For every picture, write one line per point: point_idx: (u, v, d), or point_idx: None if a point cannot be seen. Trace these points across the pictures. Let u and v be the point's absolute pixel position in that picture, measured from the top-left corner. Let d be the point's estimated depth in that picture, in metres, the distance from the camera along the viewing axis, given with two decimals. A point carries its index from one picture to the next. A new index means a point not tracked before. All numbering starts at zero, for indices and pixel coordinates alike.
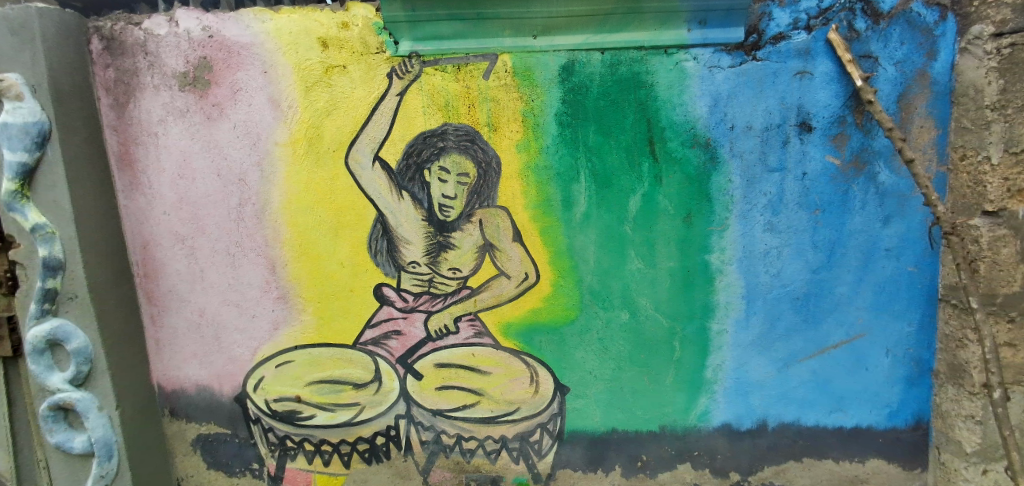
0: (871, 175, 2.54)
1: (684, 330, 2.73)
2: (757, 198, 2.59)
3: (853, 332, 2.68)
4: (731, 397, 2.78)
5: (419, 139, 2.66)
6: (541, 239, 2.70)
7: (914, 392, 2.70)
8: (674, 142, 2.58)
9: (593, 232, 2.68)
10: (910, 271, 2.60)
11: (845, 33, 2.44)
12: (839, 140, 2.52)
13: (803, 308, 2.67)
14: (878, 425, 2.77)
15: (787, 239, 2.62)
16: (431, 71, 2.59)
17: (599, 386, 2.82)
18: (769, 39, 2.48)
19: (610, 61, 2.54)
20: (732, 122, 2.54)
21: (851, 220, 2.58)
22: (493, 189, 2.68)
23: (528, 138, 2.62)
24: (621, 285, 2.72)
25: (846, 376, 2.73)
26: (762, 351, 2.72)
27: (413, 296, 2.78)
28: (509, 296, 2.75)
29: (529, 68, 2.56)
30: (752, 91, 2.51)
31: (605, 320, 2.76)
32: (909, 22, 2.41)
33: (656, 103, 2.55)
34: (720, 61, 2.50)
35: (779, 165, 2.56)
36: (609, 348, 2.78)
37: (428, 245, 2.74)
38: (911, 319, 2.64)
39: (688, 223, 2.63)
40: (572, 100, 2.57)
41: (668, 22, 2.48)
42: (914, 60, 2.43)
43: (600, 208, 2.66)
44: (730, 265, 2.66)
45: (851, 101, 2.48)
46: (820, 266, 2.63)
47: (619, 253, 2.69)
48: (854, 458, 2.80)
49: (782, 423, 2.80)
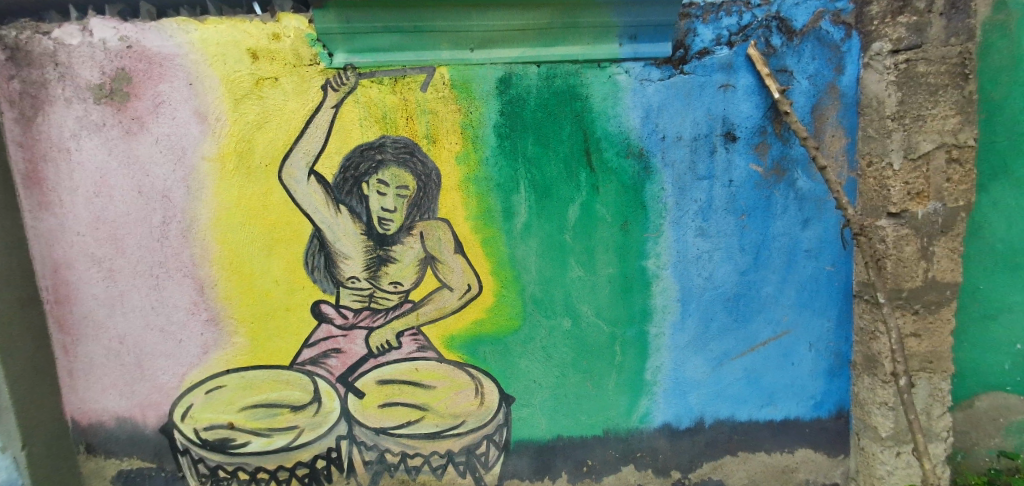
0: (790, 181, 2.71)
1: (625, 334, 2.81)
2: (688, 205, 2.71)
3: (780, 329, 2.83)
4: (671, 398, 2.87)
5: (356, 152, 2.62)
6: (483, 250, 2.71)
7: (835, 383, 2.89)
8: (610, 152, 2.66)
9: (534, 242, 2.72)
10: (828, 270, 2.78)
11: (763, 48, 2.60)
12: (761, 148, 2.68)
13: (734, 308, 2.80)
14: (804, 416, 2.93)
15: (716, 243, 2.74)
16: (368, 83, 2.56)
17: (544, 394, 2.85)
18: (695, 53, 2.61)
19: (546, 74, 2.59)
20: (663, 133, 2.65)
21: (774, 224, 2.74)
22: (433, 202, 2.67)
23: (467, 150, 2.63)
24: (562, 294, 2.77)
25: (775, 371, 2.88)
26: (699, 351, 2.83)
27: (353, 313, 2.72)
28: (452, 308, 2.74)
29: (467, 80, 2.58)
30: (681, 102, 2.63)
31: (548, 329, 2.79)
32: (818, 39, 2.59)
33: (591, 115, 2.63)
34: (650, 75, 2.61)
35: (707, 173, 2.69)
36: (553, 356, 2.82)
37: (367, 260, 2.69)
38: (830, 315, 2.82)
39: (625, 230, 2.72)
40: (511, 112, 2.61)
41: (600, 37, 2.56)
42: (825, 74, 2.62)
43: (540, 218, 2.70)
44: (665, 270, 2.76)
45: (770, 112, 2.65)
46: (747, 268, 2.77)
47: (560, 262, 2.74)
48: (784, 449, 2.95)
49: (718, 419, 2.91)
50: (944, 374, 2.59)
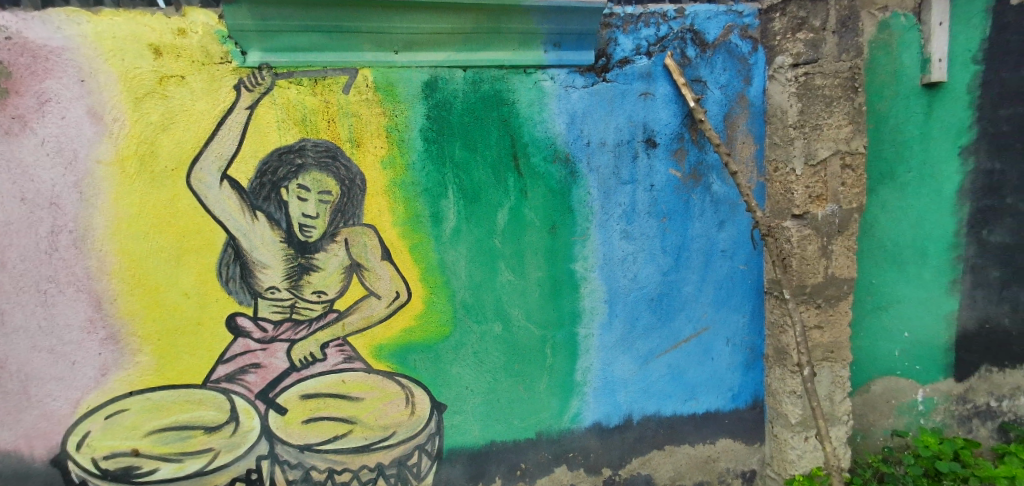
0: (706, 185, 2.85)
1: (555, 337, 2.85)
2: (613, 208, 2.79)
3: (700, 326, 2.97)
4: (601, 397, 2.94)
5: (273, 156, 2.49)
6: (411, 256, 2.66)
7: (751, 376, 3.08)
8: (537, 157, 2.69)
9: (464, 247, 2.70)
10: (742, 269, 2.96)
11: (679, 59, 2.73)
12: (679, 154, 2.81)
13: (658, 308, 2.91)
14: (724, 408, 3.09)
15: (640, 245, 2.84)
16: (285, 84, 2.45)
17: (476, 399, 2.84)
18: (616, 62, 2.69)
19: (472, 79, 2.59)
20: (588, 138, 2.71)
21: (692, 226, 2.87)
22: (357, 207, 2.59)
23: (393, 154, 2.57)
24: (493, 298, 2.77)
25: (696, 367, 3.02)
26: (626, 350, 2.92)
27: (273, 325, 2.59)
28: (380, 317, 2.67)
29: (391, 83, 2.52)
30: (604, 109, 2.71)
31: (480, 334, 2.79)
32: (729, 52, 2.76)
33: (518, 120, 2.65)
34: (574, 82, 2.67)
35: (630, 177, 2.78)
36: (484, 361, 2.81)
37: (288, 268, 2.57)
38: (745, 311, 3.00)
39: (553, 234, 2.76)
40: (437, 116, 2.58)
41: (525, 43, 2.58)
42: (735, 84, 2.78)
43: (469, 222, 2.69)
44: (592, 272, 2.83)
45: (686, 120, 2.79)
46: (669, 268, 2.89)
47: (490, 266, 2.74)
48: (707, 440, 3.10)
49: (645, 416, 3.01)
50: (844, 363, 2.82)
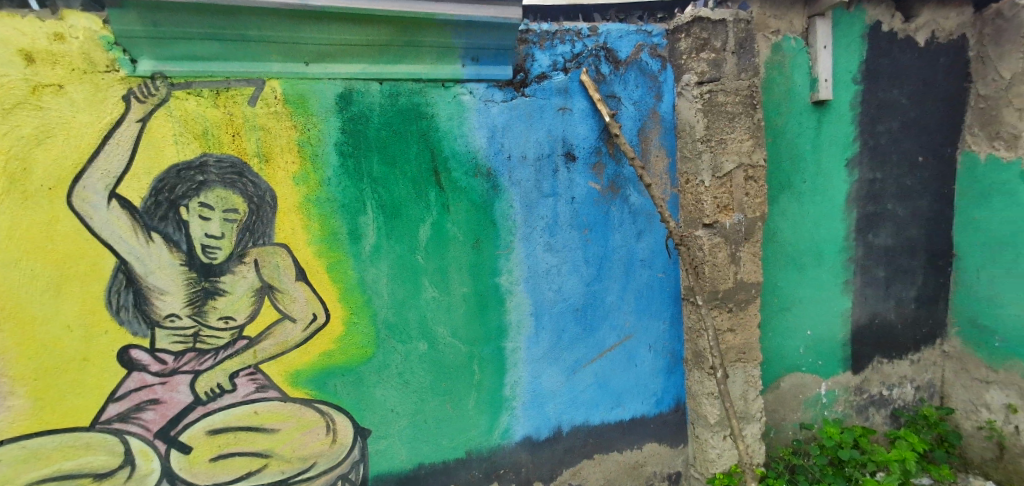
0: (624, 197, 2.95)
1: (482, 352, 2.82)
2: (536, 221, 2.81)
3: (623, 334, 3.05)
4: (530, 411, 2.94)
5: (171, 173, 2.29)
6: (328, 276, 2.54)
7: (672, 380, 3.19)
8: (458, 171, 2.66)
9: (385, 264, 2.62)
10: (660, 277, 3.08)
11: (594, 75, 2.81)
12: (598, 168, 2.88)
13: (583, 318, 2.96)
14: (649, 413, 3.18)
15: (563, 257, 2.88)
16: (183, 95, 2.27)
17: (402, 422, 2.75)
18: (534, 77, 2.74)
19: (389, 92, 2.53)
20: (509, 152, 2.73)
21: (613, 237, 2.95)
22: (268, 226, 2.44)
23: (306, 170, 2.45)
24: (417, 316, 2.70)
25: (621, 374, 3.09)
26: (553, 362, 2.94)
27: (174, 357, 2.37)
28: (296, 342, 2.53)
29: (302, 95, 2.42)
30: (524, 123, 2.73)
31: (404, 353, 2.70)
32: (640, 69, 2.88)
33: (438, 134, 2.62)
34: (493, 96, 2.68)
35: (551, 191, 2.82)
36: (410, 381, 2.73)
37: (189, 294, 2.37)
38: (664, 318, 3.11)
39: (477, 248, 2.74)
40: (353, 130, 2.50)
41: (443, 57, 2.56)
42: (647, 100, 2.91)
43: (390, 239, 2.61)
44: (517, 285, 2.83)
45: (603, 134, 2.87)
46: (592, 279, 2.95)
47: (413, 283, 2.68)
48: (634, 446, 3.17)
49: (574, 426, 3.04)
50: (755, 363, 2.98)
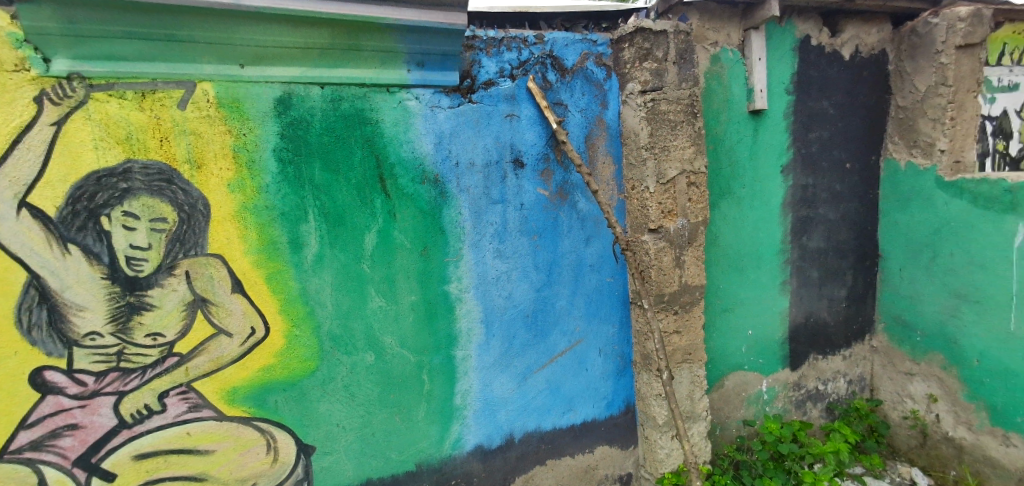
0: (572, 203, 2.97)
1: (431, 362, 2.77)
2: (485, 228, 2.79)
3: (574, 339, 3.07)
4: (481, 419, 2.91)
5: (90, 180, 2.12)
6: (268, 287, 2.44)
7: (622, 382, 3.24)
8: (404, 178, 2.61)
9: (328, 274, 2.53)
10: (609, 281, 3.12)
11: (541, 83, 2.83)
12: (546, 174, 2.90)
13: (533, 324, 2.96)
14: (600, 416, 3.21)
15: (513, 263, 2.87)
16: (104, 97, 2.12)
17: (349, 436, 2.66)
18: (481, 83, 2.73)
19: (331, 96, 2.46)
20: (456, 159, 2.70)
21: (562, 242, 2.98)
22: (200, 235, 2.31)
23: (242, 176, 2.34)
24: (363, 327, 2.62)
25: (572, 379, 3.11)
26: (504, 369, 2.92)
27: (95, 378, 2.20)
28: (232, 357, 2.41)
29: (237, 99, 2.31)
30: (471, 129, 2.71)
31: (350, 365, 2.62)
32: (586, 77, 2.92)
33: (383, 140, 2.56)
34: (440, 102, 2.65)
35: (500, 197, 2.81)
36: (357, 394, 2.65)
37: (112, 310, 2.20)
38: (613, 321, 3.16)
39: (425, 256, 2.69)
40: (293, 136, 2.41)
41: (387, 62, 2.51)
42: (593, 108, 2.95)
43: (334, 248, 2.53)
44: (467, 292, 2.80)
45: (551, 141, 2.89)
46: (542, 285, 2.96)
47: (358, 293, 2.60)
48: (586, 449, 3.20)
49: (526, 432, 3.03)
50: (700, 363, 3.07)
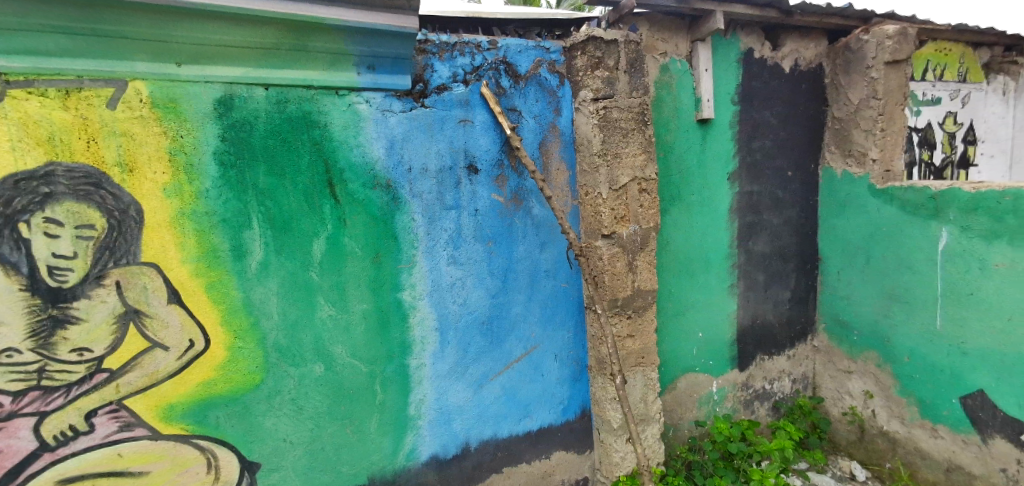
0: (527, 209, 2.98)
1: (384, 371, 2.70)
2: (439, 234, 2.75)
3: (530, 345, 3.07)
4: (436, 429, 2.86)
5: (6, 184, 1.96)
6: (208, 296, 2.32)
7: (578, 387, 3.26)
8: (355, 183, 2.55)
9: (274, 282, 2.44)
10: (564, 287, 3.14)
11: (494, 89, 2.83)
12: (500, 180, 2.89)
13: (489, 331, 2.94)
14: (556, 422, 3.22)
15: (468, 270, 2.85)
16: (22, 95, 1.96)
17: (297, 451, 2.56)
18: (433, 88, 2.70)
19: (276, 98, 2.38)
20: (409, 164, 2.66)
21: (517, 248, 2.97)
22: (133, 243, 2.17)
23: (178, 180, 2.22)
24: (312, 337, 2.54)
25: (529, 385, 3.10)
26: (459, 377, 2.88)
27: (11, 398, 2.03)
28: (169, 372, 2.27)
29: (174, 99, 2.19)
30: (424, 134, 2.68)
31: (298, 377, 2.52)
32: (539, 84, 2.94)
33: (332, 144, 2.49)
34: (392, 106, 2.60)
35: (454, 203, 2.78)
36: (305, 407, 2.55)
37: (32, 324, 2.04)
38: (569, 326, 3.18)
39: (377, 263, 2.63)
40: (235, 138, 2.31)
41: (335, 63, 2.45)
42: (547, 115, 2.97)
43: (279, 255, 2.44)
44: (421, 300, 2.75)
45: (505, 147, 2.89)
46: (497, 291, 2.94)
47: (306, 302, 2.51)
48: (542, 455, 3.20)
49: (482, 441, 3.00)
50: (653, 366, 3.12)
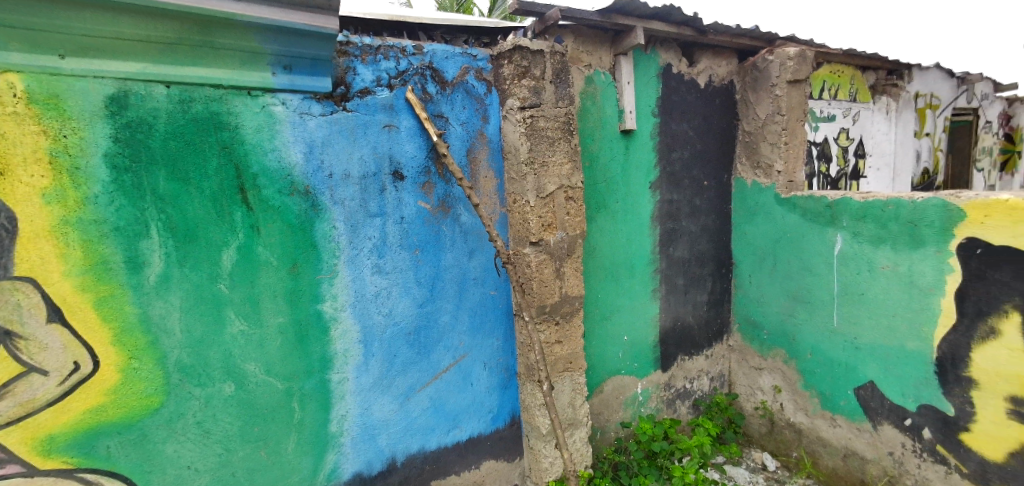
0: (455, 216, 2.94)
1: (302, 388, 2.57)
2: (362, 243, 2.65)
3: (458, 354, 3.03)
4: (359, 445, 2.75)
5: None
6: (96, 313, 2.09)
7: (507, 394, 3.26)
8: (269, 189, 2.40)
9: (176, 296, 2.24)
10: (493, 294, 3.12)
11: (420, 94, 2.78)
12: (427, 187, 2.83)
13: (415, 342, 2.87)
14: (485, 431, 3.19)
15: (393, 279, 2.76)
16: None
17: (203, 479, 2.37)
18: (356, 92, 2.60)
19: (179, 97, 2.20)
20: (329, 170, 2.54)
21: (444, 256, 2.93)
22: (3, 256, 1.92)
23: (61, 185, 2.00)
24: (220, 354, 2.36)
25: (458, 395, 3.06)
26: (385, 390, 2.79)
27: None
28: (49, 399, 2.03)
29: (56, 94, 1.97)
30: (346, 139, 2.58)
31: (204, 399, 2.34)
32: (466, 91, 2.92)
33: (243, 147, 2.33)
34: (310, 109, 2.48)
35: (378, 210, 2.69)
36: (213, 431, 2.37)
37: None
38: (497, 334, 3.17)
39: (294, 274, 2.49)
40: (130, 140, 2.11)
41: (247, 62, 2.30)
42: (474, 122, 2.96)
43: (183, 267, 2.25)
44: (343, 311, 2.64)
45: (432, 154, 2.83)
46: (424, 300, 2.88)
47: (214, 317, 2.33)
48: (472, 466, 3.16)
49: (409, 455, 2.92)
50: (580, 371, 3.17)
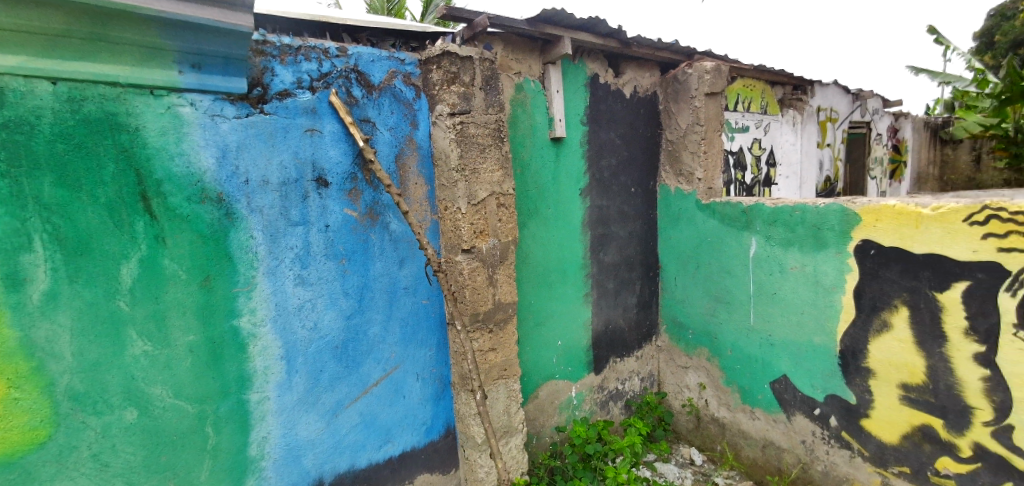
0: (384, 224, 2.85)
1: (216, 411, 2.39)
2: (283, 253, 2.51)
3: (389, 367, 2.94)
4: (282, 468, 2.60)
5: None
6: None
7: (441, 405, 3.20)
8: (176, 197, 2.22)
9: (66, 316, 2.02)
10: (425, 303, 3.06)
11: (345, 97, 2.68)
12: (354, 194, 2.73)
13: (343, 356, 2.75)
14: (419, 444, 3.11)
15: (318, 291, 2.64)
16: None
17: None
18: (274, 94, 2.47)
19: (68, 95, 1.98)
20: (246, 176, 2.39)
21: (373, 266, 2.83)
22: None
23: None
24: (120, 378, 2.14)
25: (389, 409, 2.96)
26: (310, 408, 2.65)
27: None
28: None
29: None
30: (264, 143, 2.43)
31: (101, 428, 2.12)
32: (394, 95, 2.85)
33: (145, 151, 2.14)
34: (223, 111, 2.32)
35: (301, 219, 2.56)
36: (112, 463, 2.15)
37: None
38: (430, 344, 3.10)
39: (206, 287, 2.32)
40: (7, 141, 1.88)
41: (149, 59, 2.11)
42: (402, 127, 2.90)
43: (74, 283, 2.03)
44: (262, 327, 2.48)
45: (358, 159, 2.73)
46: (352, 312, 2.77)
47: (112, 338, 2.12)
48: (405, 481, 3.07)
49: (338, 474, 2.79)
50: (514, 378, 3.17)
